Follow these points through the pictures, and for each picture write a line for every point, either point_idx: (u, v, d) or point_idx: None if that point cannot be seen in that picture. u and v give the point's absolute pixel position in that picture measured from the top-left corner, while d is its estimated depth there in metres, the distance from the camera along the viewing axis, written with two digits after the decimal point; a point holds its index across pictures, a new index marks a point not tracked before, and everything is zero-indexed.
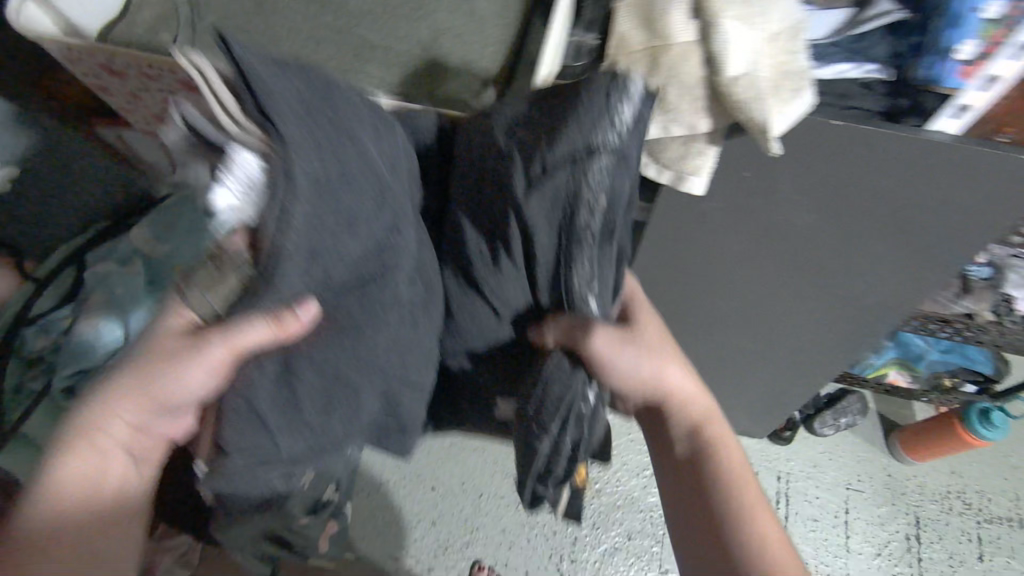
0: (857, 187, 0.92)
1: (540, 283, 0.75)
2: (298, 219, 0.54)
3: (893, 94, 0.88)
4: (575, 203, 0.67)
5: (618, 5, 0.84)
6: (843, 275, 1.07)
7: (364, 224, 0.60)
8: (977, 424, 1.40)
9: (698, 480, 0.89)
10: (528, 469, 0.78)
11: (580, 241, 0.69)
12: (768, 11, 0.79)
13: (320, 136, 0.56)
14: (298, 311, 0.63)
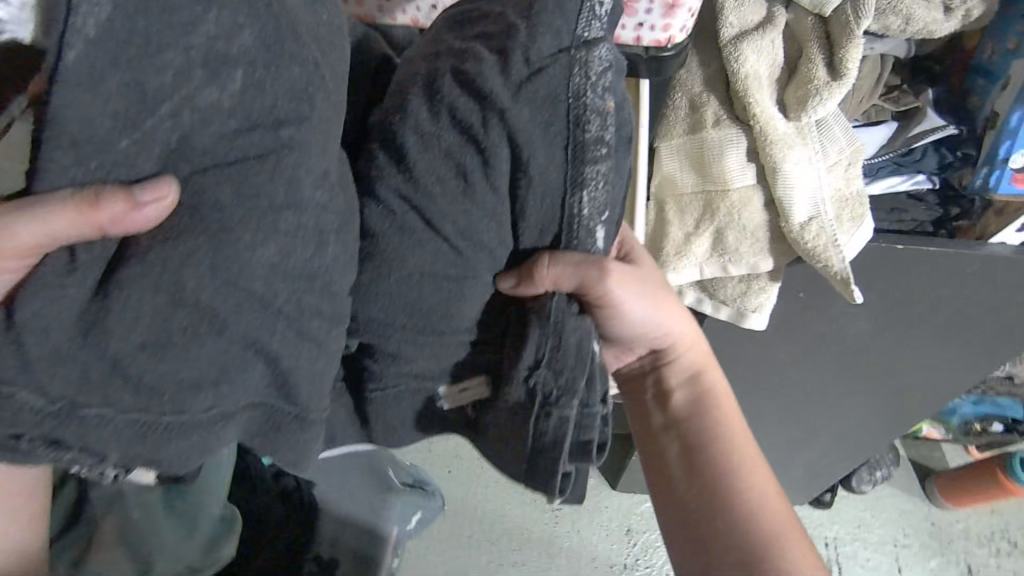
0: (918, 294, 0.86)
1: (531, 216, 0.50)
2: (219, 103, 0.39)
3: (944, 203, 0.85)
4: (578, 109, 0.48)
5: (659, 143, 0.77)
6: (899, 370, 1.01)
7: (320, 148, 0.43)
8: (1020, 472, 1.41)
9: (695, 481, 0.65)
10: (533, 394, 0.52)
11: (591, 163, 0.49)
12: (827, 144, 0.73)
13: (269, 33, 0.40)
14: (140, 192, 0.38)
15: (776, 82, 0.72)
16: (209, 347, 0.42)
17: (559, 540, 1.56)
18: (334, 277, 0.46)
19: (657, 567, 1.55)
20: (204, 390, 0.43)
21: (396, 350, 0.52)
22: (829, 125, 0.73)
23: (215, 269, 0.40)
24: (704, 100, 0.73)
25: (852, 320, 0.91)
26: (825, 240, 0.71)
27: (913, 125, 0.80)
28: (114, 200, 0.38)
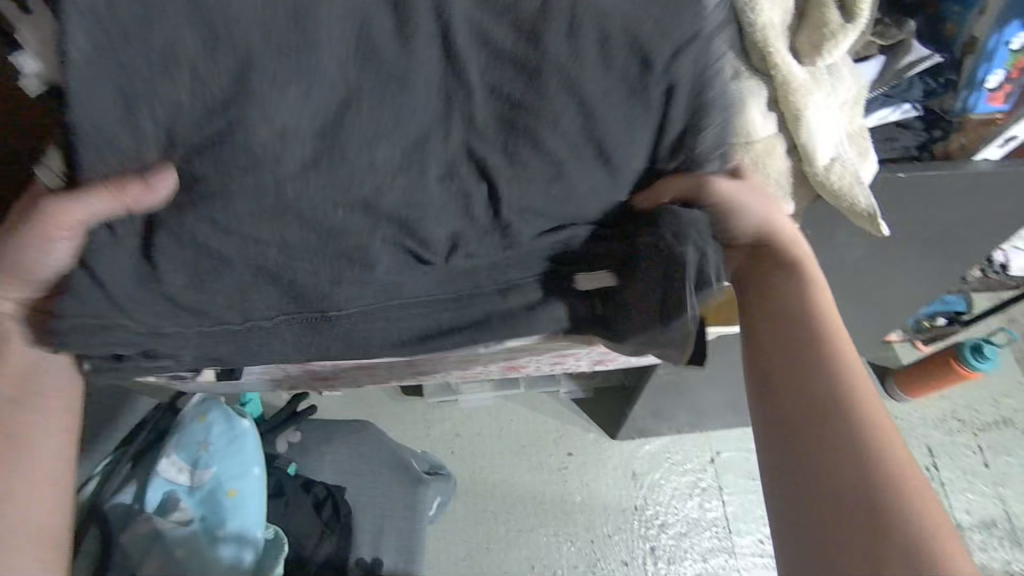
0: (907, 215, 0.91)
1: (676, 127, 0.66)
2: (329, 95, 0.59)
3: (928, 128, 0.89)
4: (696, 45, 0.63)
5: None
6: (883, 286, 1.07)
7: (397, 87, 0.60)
8: (972, 359, 1.55)
9: (806, 369, 0.65)
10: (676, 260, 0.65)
11: (715, 96, 0.65)
12: (839, 84, 0.75)
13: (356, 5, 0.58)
14: (151, 177, 0.58)
15: (788, 29, 0.73)
16: (229, 277, 0.65)
17: (571, 496, 1.59)
18: (387, 190, 0.63)
19: (665, 503, 1.59)
20: (343, 264, 0.66)
21: (527, 220, 0.67)
22: (837, 66, 0.75)
23: (260, 207, 0.61)
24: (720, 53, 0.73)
25: (849, 248, 0.95)
26: (849, 180, 0.74)
27: (901, 57, 0.83)
28: (134, 182, 0.58)
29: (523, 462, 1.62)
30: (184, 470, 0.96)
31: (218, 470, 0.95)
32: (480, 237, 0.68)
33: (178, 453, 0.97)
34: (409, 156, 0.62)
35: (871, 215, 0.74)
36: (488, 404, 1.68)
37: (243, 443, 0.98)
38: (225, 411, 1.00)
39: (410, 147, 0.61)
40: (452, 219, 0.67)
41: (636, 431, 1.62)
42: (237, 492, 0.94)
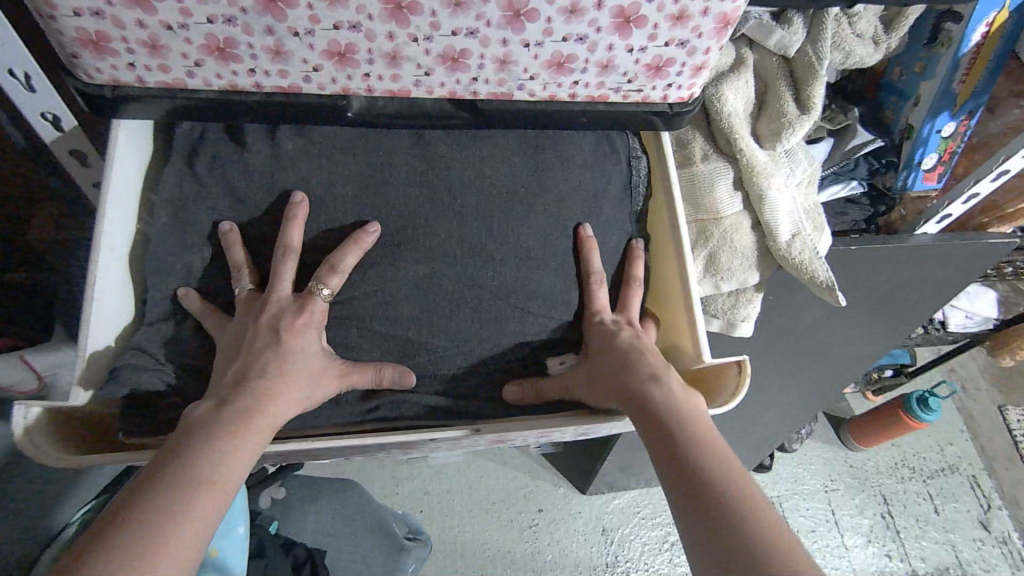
0: (857, 282, 0.98)
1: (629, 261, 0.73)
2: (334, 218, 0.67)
3: (873, 203, 0.98)
4: (630, 185, 0.74)
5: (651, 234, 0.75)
6: (840, 347, 1.14)
7: (404, 217, 0.67)
8: (918, 410, 1.63)
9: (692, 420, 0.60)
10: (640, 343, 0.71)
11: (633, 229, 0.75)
12: (794, 166, 0.82)
13: (338, 158, 0.66)
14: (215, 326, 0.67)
15: (749, 115, 0.80)
16: (229, 336, 0.63)
17: (542, 554, 1.57)
18: (405, 274, 0.67)
19: (635, 559, 1.60)
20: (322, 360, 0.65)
21: (505, 309, 0.69)
22: (794, 149, 0.82)
23: None
24: (690, 137, 0.80)
25: (807, 311, 1.01)
26: (809, 254, 0.79)
27: (847, 141, 0.92)
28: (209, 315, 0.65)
29: (493, 520, 1.60)
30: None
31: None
32: (459, 329, 0.68)
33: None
34: (418, 233, 0.67)
35: (829, 287, 0.80)
36: (458, 460, 1.66)
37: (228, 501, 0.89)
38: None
39: (442, 222, 0.67)
40: (426, 288, 0.67)
41: (606, 486, 1.62)
42: (219, 551, 0.86)
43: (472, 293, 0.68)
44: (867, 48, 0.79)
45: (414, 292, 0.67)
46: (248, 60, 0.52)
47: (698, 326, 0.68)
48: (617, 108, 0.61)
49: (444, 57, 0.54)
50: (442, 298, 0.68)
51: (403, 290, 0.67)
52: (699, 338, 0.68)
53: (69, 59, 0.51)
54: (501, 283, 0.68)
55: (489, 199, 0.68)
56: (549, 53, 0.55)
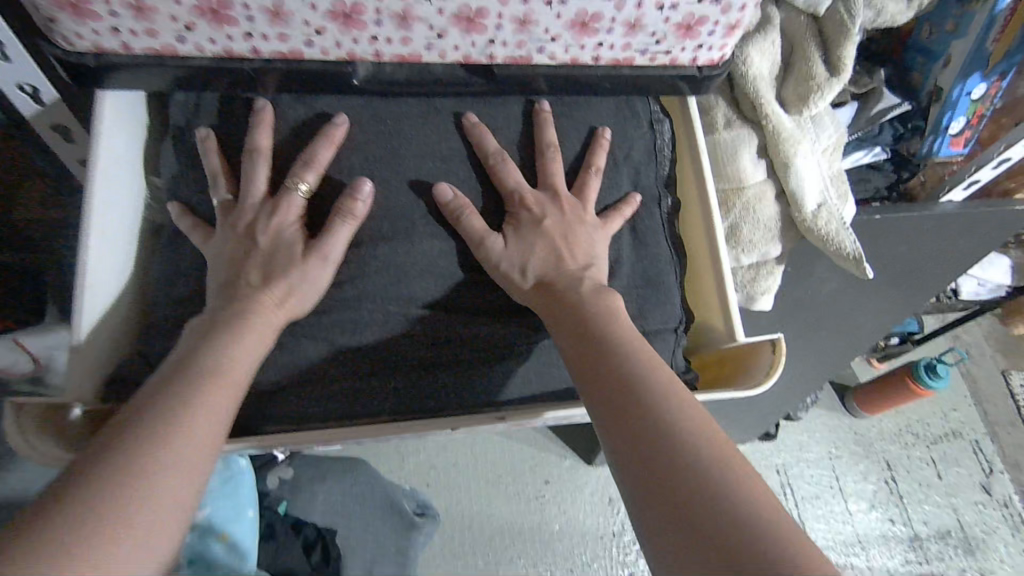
0: (879, 253, 0.95)
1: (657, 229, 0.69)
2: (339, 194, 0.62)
3: (897, 169, 0.95)
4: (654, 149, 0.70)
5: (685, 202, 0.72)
6: (855, 318, 1.11)
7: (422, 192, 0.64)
8: (926, 378, 1.62)
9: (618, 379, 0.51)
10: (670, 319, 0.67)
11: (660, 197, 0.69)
12: (820, 131, 0.78)
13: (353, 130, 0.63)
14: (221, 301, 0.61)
15: (775, 78, 0.76)
16: None
17: (550, 525, 1.58)
18: (417, 253, 0.63)
19: None
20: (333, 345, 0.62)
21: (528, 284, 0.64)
22: (820, 115, 0.78)
23: None
24: (713, 103, 0.76)
25: (826, 283, 0.98)
26: (835, 225, 0.76)
27: (872, 104, 0.88)
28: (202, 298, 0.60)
29: (500, 492, 1.60)
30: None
31: (212, 512, 0.86)
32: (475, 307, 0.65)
33: None
34: (428, 208, 0.63)
35: (857, 260, 0.76)
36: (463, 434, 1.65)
37: (239, 482, 0.89)
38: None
39: (455, 198, 0.64)
40: (440, 268, 0.64)
41: (613, 457, 1.62)
42: (230, 536, 0.85)
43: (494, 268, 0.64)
44: (899, 5, 0.75)
45: (429, 267, 0.63)
46: (244, 22, 0.47)
47: (732, 307, 0.67)
48: (643, 71, 0.57)
49: (458, 18, 0.49)
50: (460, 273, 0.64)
51: (420, 264, 0.63)
52: (733, 320, 0.67)
53: (47, 24, 0.47)
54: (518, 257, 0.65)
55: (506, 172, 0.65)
56: (572, 13, 0.50)
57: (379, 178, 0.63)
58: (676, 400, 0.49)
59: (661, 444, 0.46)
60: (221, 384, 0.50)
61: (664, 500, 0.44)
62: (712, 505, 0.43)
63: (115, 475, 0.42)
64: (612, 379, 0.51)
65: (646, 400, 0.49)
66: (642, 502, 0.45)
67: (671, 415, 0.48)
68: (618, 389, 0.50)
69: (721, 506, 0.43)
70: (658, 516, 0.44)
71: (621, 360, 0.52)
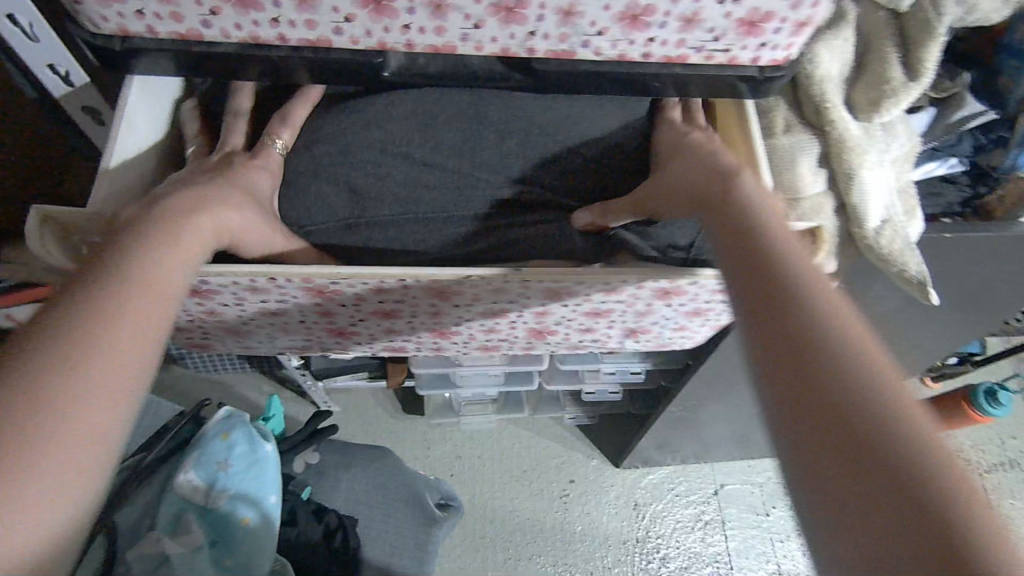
0: (945, 274, 0.87)
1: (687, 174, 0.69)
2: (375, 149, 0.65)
3: (974, 184, 0.85)
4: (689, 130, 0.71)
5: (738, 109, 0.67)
6: (912, 341, 1.03)
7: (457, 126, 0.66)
8: (985, 405, 1.52)
9: (763, 280, 0.48)
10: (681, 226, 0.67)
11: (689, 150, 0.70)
12: (890, 140, 0.71)
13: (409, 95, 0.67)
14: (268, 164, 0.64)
15: (844, 79, 0.70)
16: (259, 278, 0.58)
17: (572, 525, 1.55)
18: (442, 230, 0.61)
19: (667, 536, 1.56)
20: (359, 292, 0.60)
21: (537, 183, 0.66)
22: (892, 121, 0.71)
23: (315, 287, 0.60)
24: (773, 104, 0.70)
25: (883, 302, 0.90)
26: (900, 244, 0.69)
27: (952, 112, 0.80)
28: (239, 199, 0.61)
29: (524, 488, 1.58)
30: (199, 489, 0.86)
31: (236, 494, 0.85)
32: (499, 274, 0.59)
33: (197, 470, 0.88)
34: None
35: (921, 283, 0.69)
36: (490, 427, 1.63)
37: (264, 466, 0.89)
38: (250, 431, 0.92)
39: (478, 159, 0.66)
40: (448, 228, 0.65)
41: (641, 460, 1.57)
42: (250, 518, 0.83)
43: (520, 129, 0.67)
44: (994, 2, 0.68)
45: (456, 127, 0.66)
46: (270, 7, 0.45)
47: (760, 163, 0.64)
48: (697, 72, 0.52)
49: (498, 7, 0.46)
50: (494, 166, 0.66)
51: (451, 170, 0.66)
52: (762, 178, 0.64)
53: (70, 3, 0.45)
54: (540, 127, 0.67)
55: (534, 141, 0.67)
56: (623, 4, 0.46)
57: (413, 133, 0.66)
58: (798, 253, 0.50)
59: (833, 392, 0.41)
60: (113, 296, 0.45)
61: (838, 492, 0.38)
62: (896, 454, 0.38)
63: (39, 356, 0.41)
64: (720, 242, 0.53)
65: (818, 340, 0.43)
66: (756, 353, 0.45)
67: (785, 263, 0.49)
68: (737, 232, 0.52)
69: (845, 424, 0.39)
70: (812, 470, 0.39)
71: (777, 264, 0.49)
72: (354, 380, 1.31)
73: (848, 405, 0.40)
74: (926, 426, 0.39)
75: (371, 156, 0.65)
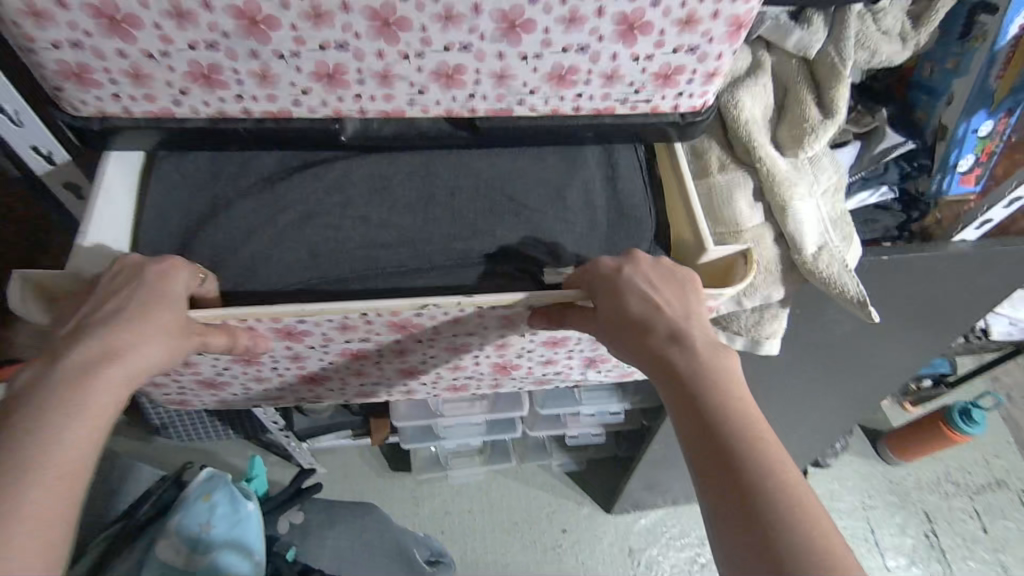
0: (891, 294, 0.92)
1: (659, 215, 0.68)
2: (325, 205, 0.64)
3: (906, 209, 0.91)
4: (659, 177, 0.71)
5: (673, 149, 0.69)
6: (874, 363, 1.07)
7: (408, 180, 0.65)
8: (961, 424, 1.55)
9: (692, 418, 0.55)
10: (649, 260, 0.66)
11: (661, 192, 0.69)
12: (818, 174, 0.77)
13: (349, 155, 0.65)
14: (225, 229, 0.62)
15: (769, 122, 0.76)
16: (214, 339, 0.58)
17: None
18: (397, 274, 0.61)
19: None
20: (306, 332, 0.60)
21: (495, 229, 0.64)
22: (818, 156, 0.78)
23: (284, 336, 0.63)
24: (707, 147, 0.76)
25: (839, 325, 0.95)
26: (837, 267, 0.74)
27: (875, 144, 0.87)
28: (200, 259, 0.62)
29: (515, 542, 1.56)
30: (180, 553, 0.87)
31: (219, 554, 0.86)
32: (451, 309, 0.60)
33: (180, 533, 0.88)
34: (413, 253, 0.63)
35: (861, 302, 0.74)
36: (478, 480, 1.62)
37: (246, 526, 0.90)
38: (233, 490, 0.93)
39: (435, 209, 0.64)
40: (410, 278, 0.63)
41: (632, 504, 1.56)
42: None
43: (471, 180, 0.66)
44: (895, 45, 0.76)
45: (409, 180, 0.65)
46: (234, 86, 0.50)
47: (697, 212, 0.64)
48: (624, 121, 0.58)
49: (438, 74, 0.51)
50: (450, 215, 0.64)
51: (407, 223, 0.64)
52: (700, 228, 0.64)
53: (53, 92, 0.50)
54: (492, 178, 0.66)
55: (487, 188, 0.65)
56: (549, 66, 0.52)
57: (363, 187, 0.64)
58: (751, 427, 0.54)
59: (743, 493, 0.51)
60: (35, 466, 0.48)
61: (741, 547, 0.50)
62: (771, 521, 0.49)
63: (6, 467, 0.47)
64: (670, 350, 0.57)
65: (724, 440, 0.53)
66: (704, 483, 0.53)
67: (712, 402, 0.55)
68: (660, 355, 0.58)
69: (742, 501, 0.51)
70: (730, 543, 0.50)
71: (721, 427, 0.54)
72: (338, 439, 1.31)
73: (762, 515, 0.50)
74: (794, 490, 0.51)
75: (329, 218, 0.63)
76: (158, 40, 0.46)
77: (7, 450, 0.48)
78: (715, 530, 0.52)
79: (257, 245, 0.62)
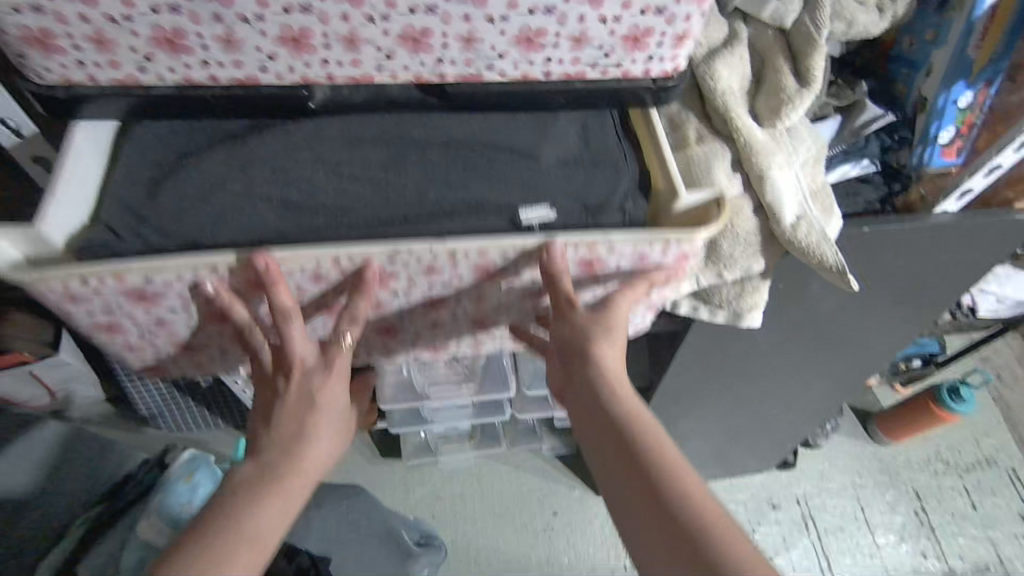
0: (874, 267, 0.92)
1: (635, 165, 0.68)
2: (294, 162, 0.64)
3: (888, 182, 0.91)
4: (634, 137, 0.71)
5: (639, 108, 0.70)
6: (859, 338, 1.07)
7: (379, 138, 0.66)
8: (950, 402, 1.56)
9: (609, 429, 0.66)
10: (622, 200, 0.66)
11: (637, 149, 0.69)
12: (798, 145, 0.77)
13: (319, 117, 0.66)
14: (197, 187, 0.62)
15: (746, 93, 0.76)
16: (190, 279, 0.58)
17: (559, 558, 1.53)
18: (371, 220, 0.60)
19: None
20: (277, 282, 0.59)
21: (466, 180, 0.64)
22: (797, 127, 0.78)
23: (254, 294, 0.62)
24: (684, 118, 0.76)
25: (821, 299, 0.95)
26: (817, 236, 0.74)
27: (856, 116, 0.87)
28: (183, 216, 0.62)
29: (506, 524, 1.56)
30: (164, 531, 0.96)
31: None
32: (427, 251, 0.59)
33: None
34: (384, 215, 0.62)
35: (840, 272, 0.74)
36: (470, 465, 1.63)
37: None
38: None
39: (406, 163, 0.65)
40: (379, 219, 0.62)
41: None
42: None
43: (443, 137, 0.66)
44: (871, 16, 0.76)
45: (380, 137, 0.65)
46: (200, 51, 0.50)
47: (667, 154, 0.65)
48: (596, 87, 0.58)
49: (404, 38, 0.51)
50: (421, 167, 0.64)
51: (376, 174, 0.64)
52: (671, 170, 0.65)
53: (17, 59, 0.50)
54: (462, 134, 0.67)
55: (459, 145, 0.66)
56: (516, 29, 0.51)
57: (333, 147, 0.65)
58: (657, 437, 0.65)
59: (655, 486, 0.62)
60: (295, 470, 0.64)
61: (650, 530, 0.61)
62: (674, 510, 0.61)
63: (242, 511, 0.61)
64: (597, 368, 0.67)
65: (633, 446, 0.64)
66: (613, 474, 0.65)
67: (621, 413, 0.66)
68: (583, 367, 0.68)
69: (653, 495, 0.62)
70: (637, 529, 0.62)
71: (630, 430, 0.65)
72: None
73: (670, 500, 0.61)
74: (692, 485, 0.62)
75: (301, 177, 0.63)
76: (119, 4, 0.46)
77: (231, 507, 0.62)
78: (624, 517, 0.64)
79: (225, 205, 0.61)
